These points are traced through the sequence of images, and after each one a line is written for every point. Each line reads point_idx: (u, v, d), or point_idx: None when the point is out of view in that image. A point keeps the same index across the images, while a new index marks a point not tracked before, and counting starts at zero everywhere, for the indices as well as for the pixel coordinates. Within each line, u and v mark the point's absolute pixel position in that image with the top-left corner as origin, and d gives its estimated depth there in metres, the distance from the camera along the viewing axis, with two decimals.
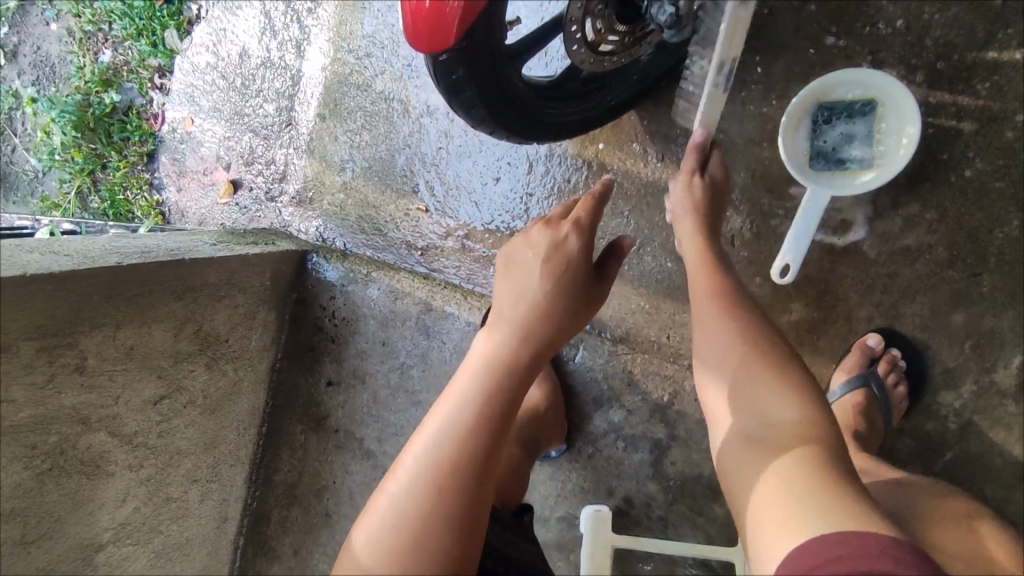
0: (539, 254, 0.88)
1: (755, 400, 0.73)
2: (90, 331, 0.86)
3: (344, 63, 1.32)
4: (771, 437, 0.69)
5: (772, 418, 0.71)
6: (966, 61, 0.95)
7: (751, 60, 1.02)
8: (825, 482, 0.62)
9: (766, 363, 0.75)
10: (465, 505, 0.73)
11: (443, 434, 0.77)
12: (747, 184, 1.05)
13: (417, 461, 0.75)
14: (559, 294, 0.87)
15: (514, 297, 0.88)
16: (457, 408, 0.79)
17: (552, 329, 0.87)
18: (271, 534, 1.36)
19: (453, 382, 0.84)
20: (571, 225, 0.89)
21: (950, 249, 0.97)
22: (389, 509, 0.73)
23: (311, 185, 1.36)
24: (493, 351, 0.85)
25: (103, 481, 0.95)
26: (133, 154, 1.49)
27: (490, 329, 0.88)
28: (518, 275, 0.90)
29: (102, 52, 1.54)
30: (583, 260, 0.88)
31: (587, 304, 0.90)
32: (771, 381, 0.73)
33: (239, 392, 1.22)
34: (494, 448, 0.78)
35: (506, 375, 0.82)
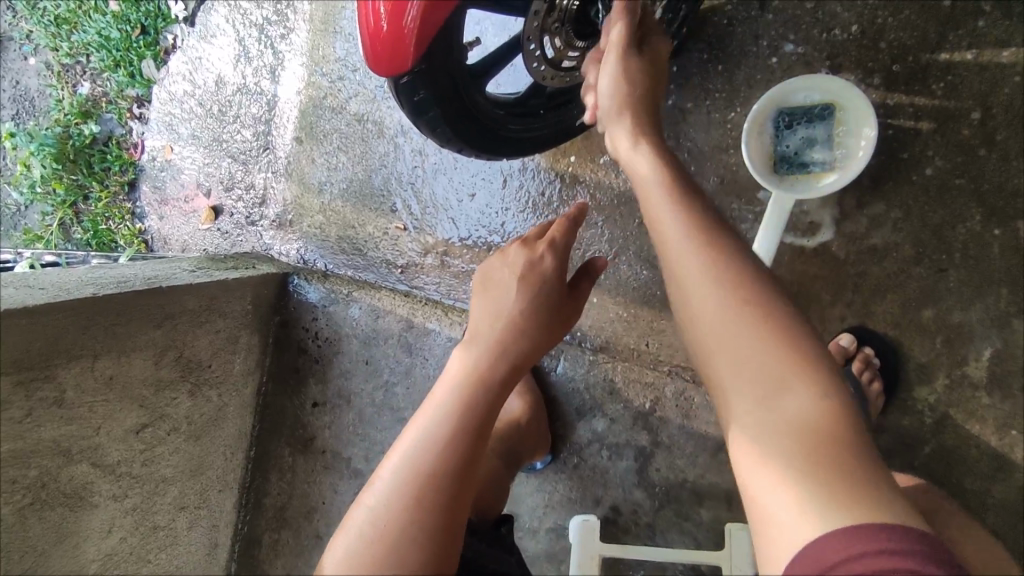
0: (515, 271, 0.90)
1: (766, 375, 0.62)
2: (67, 363, 0.87)
3: (319, 86, 1.34)
4: (786, 420, 0.59)
5: (782, 397, 0.60)
6: (921, 62, 0.97)
7: (714, 69, 1.05)
8: (834, 465, 0.56)
9: (764, 319, 0.64)
10: (442, 519, 0.73)
11: (420, 448, 0.76)
12: (717, 190, 1.06)
13: (395, 474, 0.75)
14: (535, 309, 0.88)
15: (491, 314, 0.89)
16: (436, 422, 0.79)
17: (527, 344, 0.88)
18: (263, 558, 1.35)
19: (431, 397, 0.84)
20: (546, 244, 0.91)
21: (917, 247, 0.99)
22: (366, 522, 0.73)
23: (291, 208, 1.37)
24: (468, 366, 0.85)
25: (87, 512, 0.95)
26: (113, 184, 1.50)
27: (466, 345, 0.88)
28: (495, 291, 0.90)
29: (81, 85, 1.55)
30: (556, 277, 0.90)
31: (561, 319, 0.91)
32: (777, 346, 0.63)
33: (224, 417, 1.22)
34: (472, 460, 0.77)
35: (483, 391, 0.82)
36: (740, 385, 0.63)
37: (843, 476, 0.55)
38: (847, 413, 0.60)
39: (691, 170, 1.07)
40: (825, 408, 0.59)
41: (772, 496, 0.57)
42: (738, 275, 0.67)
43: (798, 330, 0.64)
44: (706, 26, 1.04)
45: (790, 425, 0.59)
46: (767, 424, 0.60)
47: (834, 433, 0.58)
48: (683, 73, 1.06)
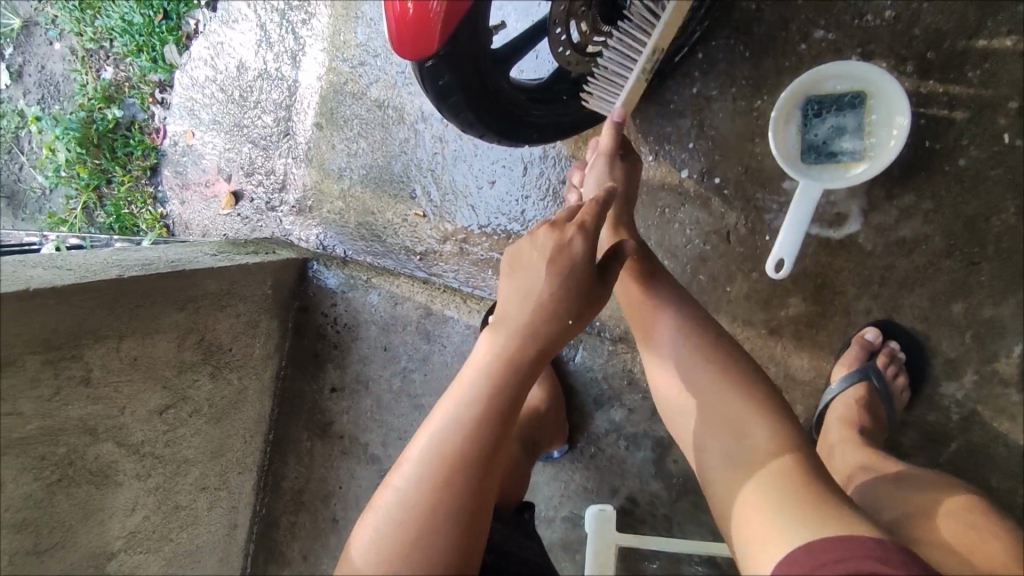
0: (544, 254, 0.78)
1: (727, 416, 0.76)
2: (94, 344, 0.88)
3: (340, 72, 1.34)
4: (748, 452, 0.72)
5: (742, 432, 0.74)
6: (956, 50, 0.95)
7: (741, 56, 1.03)
8: (807, 490, 0.66)
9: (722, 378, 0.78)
10: (466, 503, 0.73)
11: (447, 433, 0.75)
12: (741, 179, 1.05)
13: (423, 453, 0.75)
14: (567, 297, 0.78)
15: (518, 299, 0.79)
16: (462, 408, 0.76)
17: (554, 335, 0.79)
18: (281, 540, 1.37)
19: (459, 379, 0.80)
20: (576, 225, 0.77)
21: (947, 239, 0.97)
22: (395, 499, 0.74)
23: (310, 194, 1.38)
24: (496, 352, 0.79)
25: (112, 490, 0.97)
26: (136, 169, 1.52)
27: (494, 330, 0.81)
28: (523, 274, 0.80)
29: (104, 70, 1.56)
30: (589, 263, 0.77)
31: (596, 304, 0.80)
32: (731, 390, 0.77)
33: (243, 400, 1.23)
34: (498, 444, 0.76)
35: (509, 380, 0.77)
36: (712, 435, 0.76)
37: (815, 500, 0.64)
38: (798, 442, 0.72)
39: (716, 159, 1.06)
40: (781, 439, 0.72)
41: (747, 519, 0.68)
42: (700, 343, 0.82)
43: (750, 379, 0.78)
44: (734, 11, 1.02)
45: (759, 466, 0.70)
46: (733, 458, 0.73)
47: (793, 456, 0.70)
48: (709, 60, 1.04)
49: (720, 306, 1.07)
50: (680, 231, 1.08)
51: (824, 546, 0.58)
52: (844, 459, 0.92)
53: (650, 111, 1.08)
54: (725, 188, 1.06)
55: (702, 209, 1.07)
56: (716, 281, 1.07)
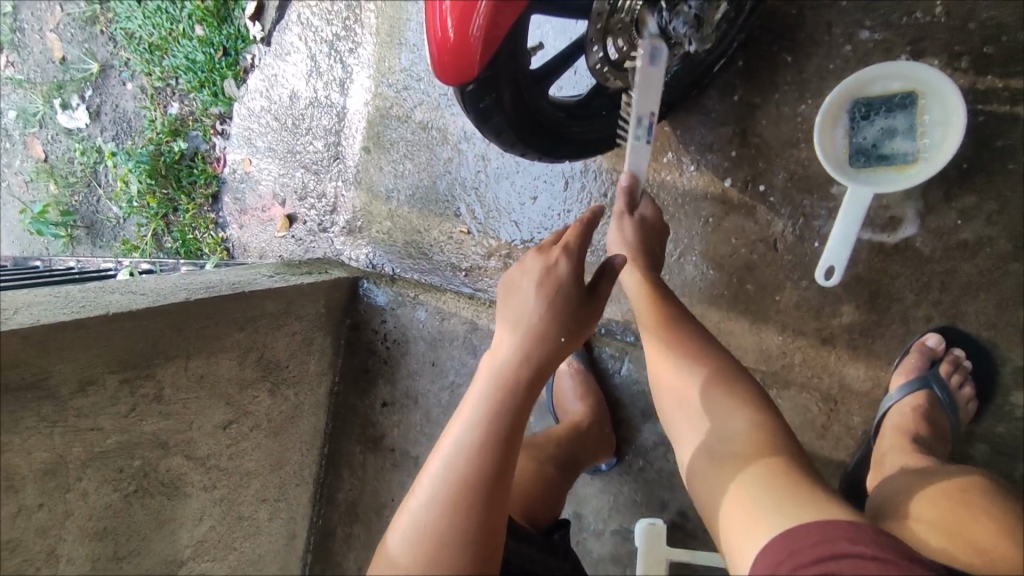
0: (531, 279, 0.81)
1: (714, 416, 0.74)
2: (165, 363, 0.95)
3: (385, 97, 1.39)
4: (732, 446, 0.71)
5: (731, 431, 0.72)
6: (1017, 42, 0.89)
7: (783, 61, 1.01)
8: (796, 490, 0.64)
9: (714, 389, 0.76)
10: (479, 521, 0.71)
11: (453, 459, 0.74)
12: (787, 186, 1.03)
13: (434, 479, 0.74)
14: (557, 318, 0.79)
15: (511, 323, 0.81)
16: (466, 433, 0.75)
17: (548, 351, 0.79)
18: (336, 550, 1.42)
19: (462, 405, 0.79)
20: (560, 248, 0.82)
21: (1014, 241, 0.91)
22: (411, 527, 0.72)
23: (359, 215, 1.44)
24: (494, 375, 0.79)
25: (181, 501, 1.04)
26: (200, 197, 1.63)
27: (492, 355, 0.82)
28: (513, 300, 0.82)
29: (170, 105, 1.67)
30: (576, 281, 0.81)
31: (583, 325, 0.82)
32: (719, 386, 0.76)
33: (300, 414, 1.29)
34: (505, 468, 0.74)
35: (510, 399, 0.76)
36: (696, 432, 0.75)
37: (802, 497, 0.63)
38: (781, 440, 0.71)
39: (759, 167, 1.04)
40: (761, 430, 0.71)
41: (728, 519, 0.67)
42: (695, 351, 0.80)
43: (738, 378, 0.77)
44: (775, 17, 1.01)
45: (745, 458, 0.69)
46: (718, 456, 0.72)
47: (770, 451, 0.69)
48: (750, 68, 1.03)
49: (768, 315, 1.05)
50: (724, 240, 1.07)
51: (799, 532, 0.58)
52: (892, 463, 0.87)
53: (689, 121, 1.08)
54: (770, 195, 1.04)
55: (748, 217, 1.06)
56: (764, 289, 1.05)
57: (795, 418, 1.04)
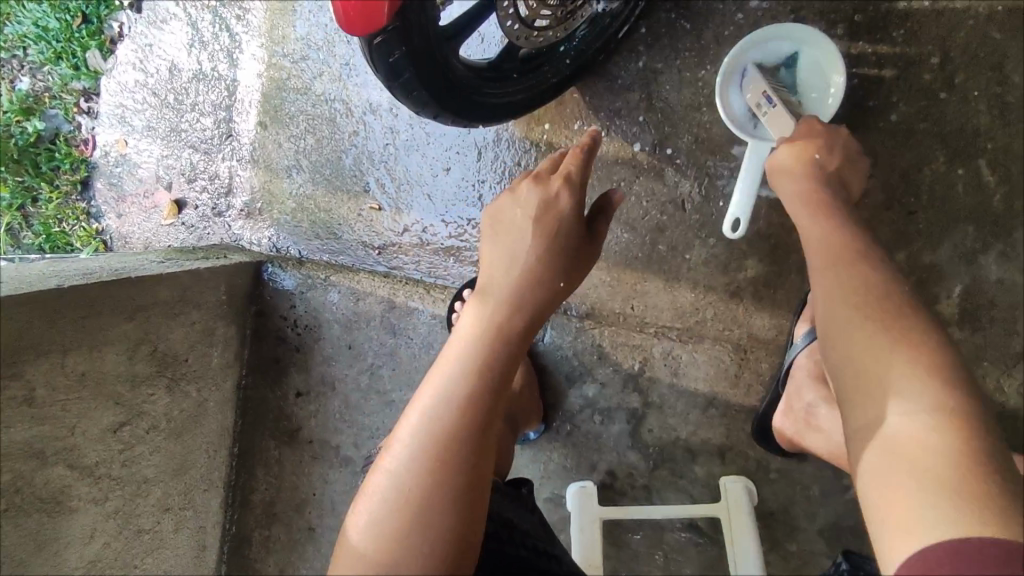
0: (529, 214, 0.85)
1: (869, 369, 0.63)
2: (36, 360, 0.83)
3: (281, 68, 1.30)
4: (892, 419, 0.59)
5: (895, 396, 0.60)
6: (882, 10, 0.97)
7: (682, 28, 1.06)
8: (951, 480, 0.52)
9: (894, 365, 0.61)
10: (464, 472, 0.71)
11: (440, 408, 0.73)
12: (692, 149, 1.08)
13: (416, 429, 0.73)
14: (550, 260, 0.84)
15: (505, 260, 0.85)
16: (453, 381, 0.75)
17: (544, 296, 0.83)
18: (255, 556, 1.32)
19: (445, 354, 0.79)
20: (560, 181, 0.84)
21: (886, 191, 0.99)
22: (392, 479, 0.71)
23: (258, 197, 1.34)
24: (488, 318, 0.80)
25: (66, 516, 0.91)
26: (65, 184, 1.44)
27: (481, 297, 0.83)
28: (507, 236, 0.86)
29: (19, 80, 1.47)
30: (575, 219, 0.85)
31: (576, 264, 0.87)
32: (891, 343, 0.63)
33: (204, 413, 1.19)
34: (494, 420, 0.75)
35: (502, 345, 0.78)
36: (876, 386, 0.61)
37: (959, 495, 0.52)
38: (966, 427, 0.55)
39: (665, 131, 1.08)
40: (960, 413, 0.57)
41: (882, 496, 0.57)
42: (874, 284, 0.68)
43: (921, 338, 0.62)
44: None
45: (923, 449, 0.55)
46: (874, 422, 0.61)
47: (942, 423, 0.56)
48: (652, 34, 1.07)
49: (679, 272, 1.10)
50: (636, 203, 1.11)
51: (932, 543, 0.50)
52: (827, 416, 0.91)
53: (597, 89, 1.10)
54: (677, 158, 1.08)
55: (657, 179, 1.09)
56: (675, 249, 1.10)
57: (709, 369, 1.10)
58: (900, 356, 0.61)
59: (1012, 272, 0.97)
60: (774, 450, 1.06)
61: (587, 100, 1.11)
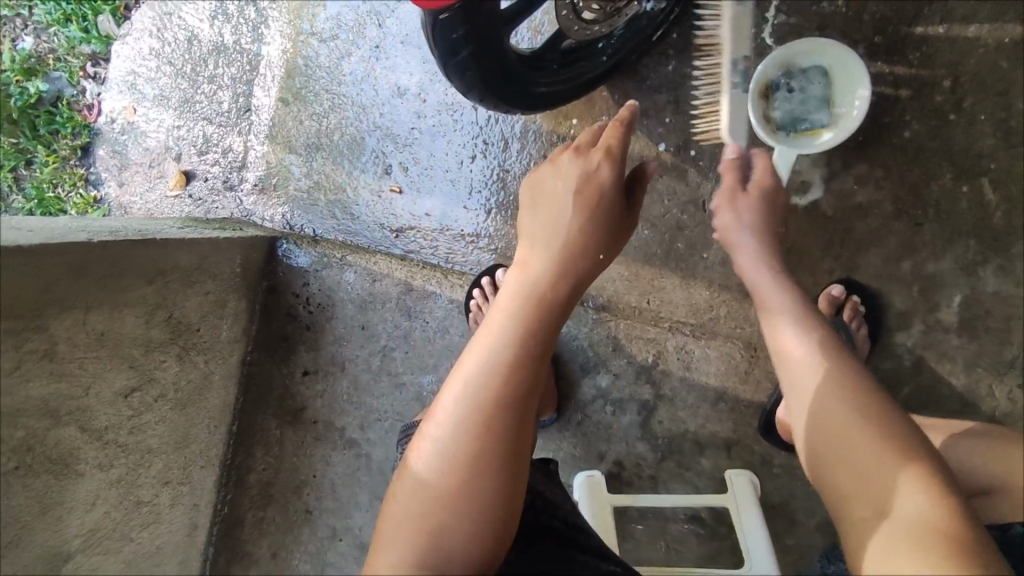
0: (570, 184, 0.81)
1: (834, 427, 0.66)
2: (60, 314, 0.79)
3: (307, 46, 1.30)
4: (875, 489, 0.61)
5: (866, 454, 0.63)
6: (900, 33, 1.04)
7: (712, 37, 1.11)
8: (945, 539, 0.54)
9: (868, 430, 0.64)
10: (509, 441, 0.69)
11: (483, 380, 0.70)
12: (715, 152, 1.12)
13: (459, 399, 0.70)
14: (594, 231, 0.80)
15: (546, 230, 0.80)
16: (497, 351, 0.72)
17: (586, 268, 0.80)
18: (246, 539, 1.29)
19: (485, 325, 0.76)
20: (602, 153, 0.81)
21: (896, 204, 1.06)
22: (433, 449, 0.69)
23: (273, 172, 1.32)
24: (525, 290, 0.77)
25: (72, 481, 0.88)
26: (64, 148, 1.40)
27: (518, 270, 0.79)
28: (546, 205, 0.81)
29: (21, 40, 1.43)
30: (615, 191, 0.81)
31: (616, 238, 0.84)
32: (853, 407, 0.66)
33: (209, 386, 1.16)
34: (536, 393, 0.72)
35: (545, 317, 0.76)
36: (846, 458, 0.64)
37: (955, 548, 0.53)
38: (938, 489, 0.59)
39: (691, 133, 1.13)
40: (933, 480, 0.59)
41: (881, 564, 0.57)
42: (830, 347, 0.73)
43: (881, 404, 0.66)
44: None
45: (904, 527, 0.56)
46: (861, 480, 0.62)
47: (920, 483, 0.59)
48: (683, 40, 1.11)
49: (697, 270, 1.14)
50: (658, 201, 1.14)
51: None
52: None
53: (627, 88, 1.14)
54: (700, 159, 1.13)
55: (679, 179, 1.13)
56: (693, 247, 1.14)
57: (720, 365, 1.14)
58: (859, 433, 0.64)
59: (1006, 285, 1.04)
60: (778, 444, 1.10)
61: (616, 98, 1.15)
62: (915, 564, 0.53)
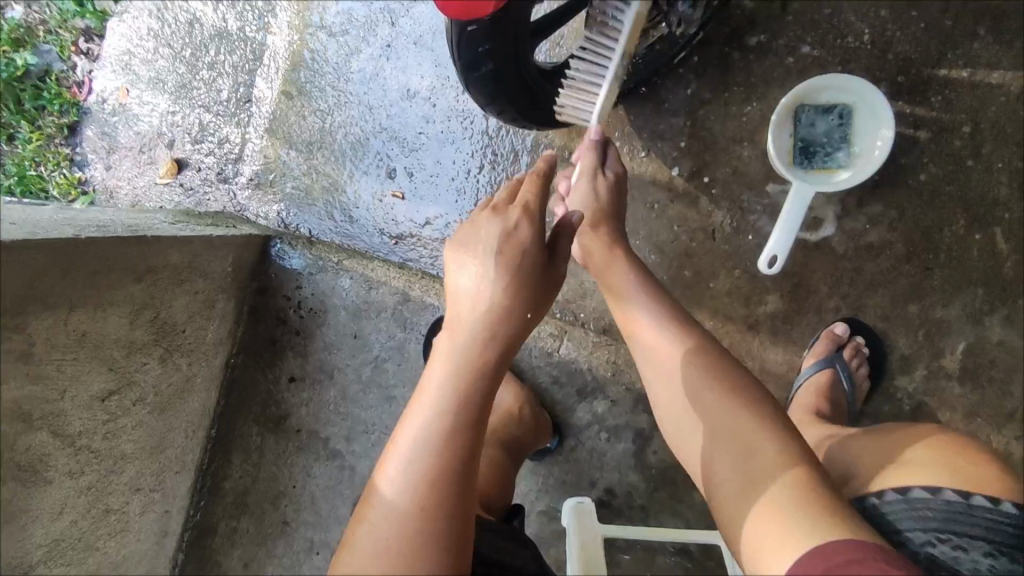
0: (490, 248, 0.76)
1: (739, 433, 0.72)
2: (41, 313, 0.74)
3: (315, 39, 1.25)
4: (753, 472, 0.69)
5: (751, 443, 0.71)
6: (923, 75, 1.03)
7: (734, 63, 1.08)
8: (819, 504, 0.63)
9: (747, 425, 0.72)
10: (448, 518, 0.68)
11: (417, 460, 0.70)
12: (728, 180, 1.10)
13: (394, 483, 0.70)
14: (523, 290, 0.76)
15: (474, 294, 0.76)
16: (428, 428, 0.71)
17: (514, 327, 0.77)
18: (217, 548, 1.24)
19: (419, 397, 0.75)
20: (520, 211, 0.78)
21: (907, 246, 1.05)
22: (371, 537, 0.68)
23: (270, 167, 1.27)
24: (458, 358, 0.75)
25: (40, 489, 0.81)
26: (49, 126, 1.33)
27: (450, 336, 0.77)
28: (468, 268, 0.77)
29: (11, 9, 1.36)
30: (537, 248, 0.77)
31: (544, 292, 0.80)
32: (735, 405, 0.74)
33: (190, 388, 1.11)
34: (469, 460, 0.71)
35: (480, 381, 0.75)
36: (717, 451, 0.73)
37: (821, 510, 0.62)
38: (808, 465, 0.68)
39: (705, 159, 1.10)
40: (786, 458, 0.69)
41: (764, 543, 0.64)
42: (698, 345, 0.82)
43: (759, 403, 0.75)
44: (729, 20, 1.07)
45: (774, 501, 0.65)
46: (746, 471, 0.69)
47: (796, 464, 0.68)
48: (704, 63, 1.09)
49: (702, 300, 1.11)
50: (667, 227, 1.12)
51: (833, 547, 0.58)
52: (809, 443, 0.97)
53: (645, 109, 1.11)
54: (713, 187, 1.10)
55: (690, 206, 1.11)
56: (700, 276, 1.11)
57: None
58: (745, 418, 0.73)
59: (1009, 335, 1.04)
60: None
61: (631, 118, 1.11)
62: (785, 551, 0.61)
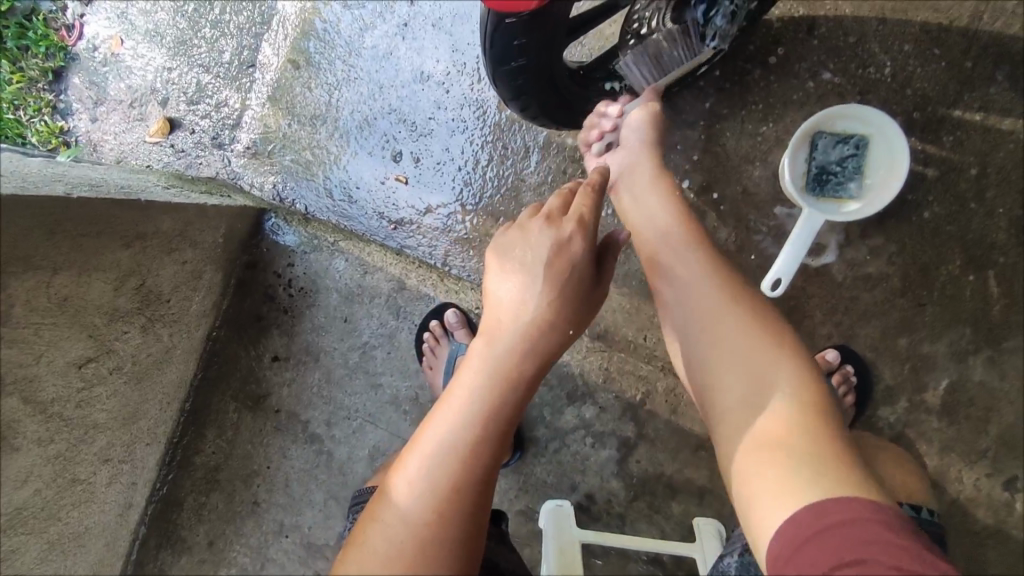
0: (539, 258, 0.72)
1: (753, 364, 0.71)
2: (23, 273, 0.69)
3: (329, 8, 1.20)
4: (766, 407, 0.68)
5: (770, 378, 0.70)
6: (938, 114, 1.04)
7: (754, 81, 1.08)
8: (838, 462, 0.61)
9: (769, 363, 0.71)
10: (463, 537, 0.64)
11: (441, 466, 0.65)
12: (737, 199, 1.10)
13: (416, 488, 0.64)
14: (569, 305, 0.72)
15: (517, 299, 0.72)
16: (457, 431, 0.66)
17: (554, 344, 0.72)
18: (183, 523, 1.21)
19: (447, 397, 0.70)
20: (575, 222, 0.72)
21: (904, 280, 1.07)
22: (382, 549, 0.62)
23: (269, 137, 1.22)
24: (494, 364, 0.70)
25: (6, 457, 0.76)
26: (32, 69, 1.25)
27: (485, 337, 0.72)
28: (508, 272, 0.73)
29: None
30: (589, 264, 0.73)
31: (588, 309, 0.76)
32: (758, 340, 0.73)
33: (169, 360, 1.07)
34: (495, 469, 0.68)
35: (513, 393, 0.69)
36: (735, 383, 0.72)
37: (833, 461, 0.61)
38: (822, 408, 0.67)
39: (716, 176, 1.10)
40: (793, 402, 0.67)
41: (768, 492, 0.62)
42: (733, 284, 0.79)
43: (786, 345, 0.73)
44: (755, 38, 1.07)
45: (782, 443, 0.64)
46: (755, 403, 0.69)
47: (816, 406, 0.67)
48: (725, 79, 1.08)
49: None
50: None
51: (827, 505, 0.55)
52: None
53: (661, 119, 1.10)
54: (721, 204, 1.10)
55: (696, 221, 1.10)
56: None
57: None
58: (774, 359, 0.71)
59: (992, 377, 1.07)
60: None
61: None
62: (788, 498, 0.59)
